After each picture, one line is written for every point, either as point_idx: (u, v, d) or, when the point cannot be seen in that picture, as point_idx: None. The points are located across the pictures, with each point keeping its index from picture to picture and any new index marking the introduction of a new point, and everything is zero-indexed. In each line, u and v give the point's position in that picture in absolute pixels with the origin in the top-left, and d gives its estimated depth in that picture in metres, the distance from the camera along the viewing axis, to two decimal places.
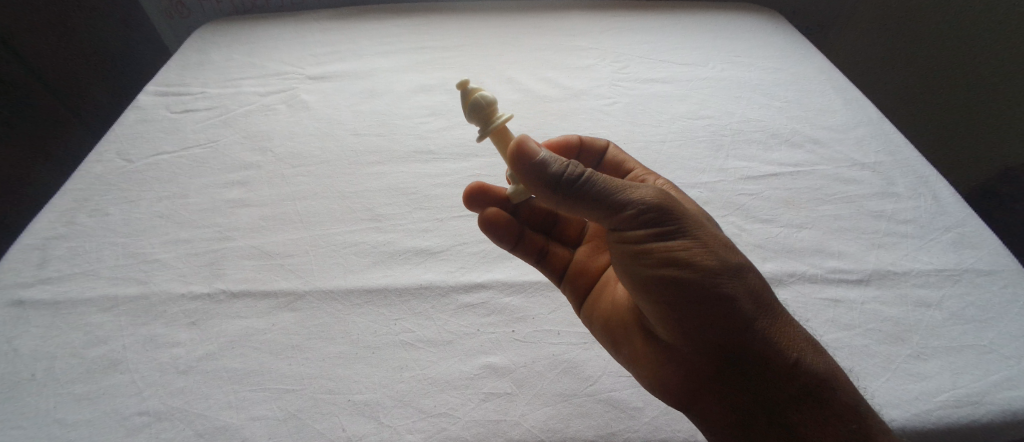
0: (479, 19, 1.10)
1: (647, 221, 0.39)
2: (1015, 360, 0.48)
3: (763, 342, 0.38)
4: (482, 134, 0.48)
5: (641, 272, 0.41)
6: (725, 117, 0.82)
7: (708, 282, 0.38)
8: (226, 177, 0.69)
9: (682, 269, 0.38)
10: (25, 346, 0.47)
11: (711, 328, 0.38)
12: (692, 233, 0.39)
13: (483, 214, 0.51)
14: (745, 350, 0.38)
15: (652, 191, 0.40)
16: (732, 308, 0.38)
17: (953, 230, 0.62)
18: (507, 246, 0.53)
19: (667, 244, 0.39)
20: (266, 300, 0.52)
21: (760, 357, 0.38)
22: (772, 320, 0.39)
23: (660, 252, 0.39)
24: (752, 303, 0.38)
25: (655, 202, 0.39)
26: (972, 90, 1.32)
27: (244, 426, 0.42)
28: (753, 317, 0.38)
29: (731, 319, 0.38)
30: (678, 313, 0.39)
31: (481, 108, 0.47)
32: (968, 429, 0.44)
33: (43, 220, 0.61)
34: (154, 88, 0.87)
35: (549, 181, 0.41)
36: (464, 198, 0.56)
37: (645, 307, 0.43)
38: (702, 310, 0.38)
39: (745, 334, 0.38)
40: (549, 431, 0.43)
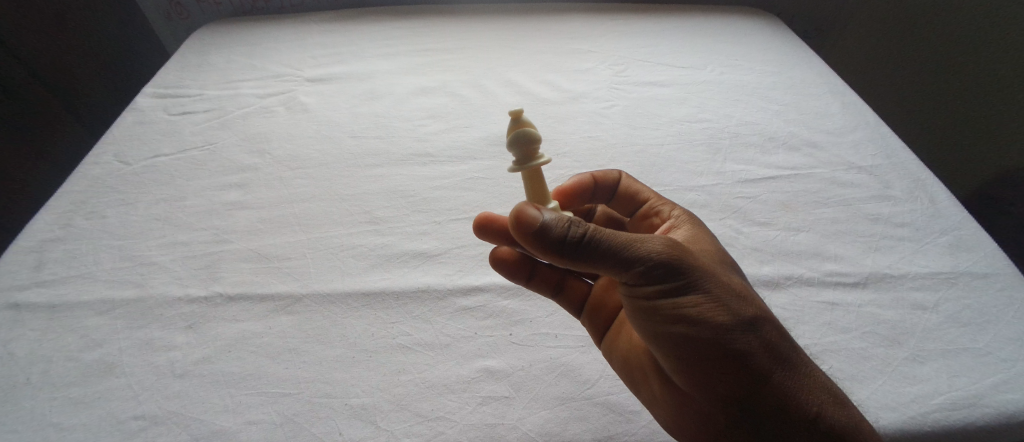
0: (479, 21, 1.11)
1: (656, 279, 0.38)
2: (1012, 362, 0.48)
3: (780, 393, 0.37)
4: (518, 168, 0.46)
5: (653, 323, 0.41)
6: (722, 121, 0.82)
7: (719, 335, 0.38)
8: (224, 180, 0.69)
9: (692, 322, 0.38)
10: (22, 349, 0.47)
11: (724, 381, 0.38)
12: (703, 287, 0.38)
13: (495, 253, 0.52)
14: (761, 400, 0.38)
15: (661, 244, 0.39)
16: (746, 361, 0.37)
17: (949, 233, 0.62)
18: (521, 280, 0.52)
19: (677, 299, 0.38)
20: (264, 303, 0.52)
21: (778, 409, 0.37)
22: (788, 369, 0.38)
23: (670, 306, 0.39)
24: (767, 355, 0.38)
25: (664, 260, 0.37)
26: (970, 93, 1.32)
27: (241, 430, 0.42)
28: (768, 368, 0.38)
29: (744, 374, 0.37)
30: (692, 363, 0.39)
31: (528, 144, 0.46)
32: (965, 432, 0.44)
33: (40, 222, 0.60)
34: (153, 89, 0.86)
35: (552, 244, 0.39)
36: (475, 226, 0.55)
37: (660, 355, 0.42)
38: (715, 362, 0.38)
39: (762, 385, 0.37)
40: (548, 435, 0.43)
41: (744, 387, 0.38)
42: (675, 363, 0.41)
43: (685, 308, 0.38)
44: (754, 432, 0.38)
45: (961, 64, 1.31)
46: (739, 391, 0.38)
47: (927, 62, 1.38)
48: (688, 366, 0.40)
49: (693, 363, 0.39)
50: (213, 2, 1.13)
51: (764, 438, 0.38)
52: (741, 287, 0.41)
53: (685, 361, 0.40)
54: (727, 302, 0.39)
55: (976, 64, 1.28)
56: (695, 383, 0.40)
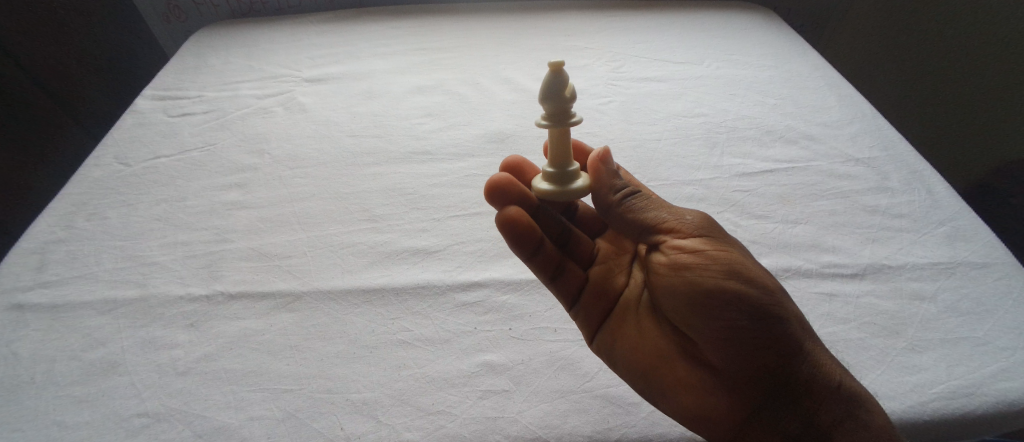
0: (477, 20, 1.11)
1: (701, 234, 0.46)
2: (1011, 351, 0.48)
3: (807, 355, 0.42)
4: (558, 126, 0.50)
5: (700, 281, 0.44)
6: (720, 115, 0.82)
7: (761, 296, 0.42)
8: (224, 180, 0.69)
9: (740, 280, 0.43)
10: (24, 350, 0.47)
11: (764, 343, 0.42)
12: (742, 253, 0.45)
13: (504, 210, 0.49)
14: (791, 366, 0.42)
15: (699, 215, 0.48)
16: (779, 324, 0.42)
17: (947, 224, 0.62)
18: (523, 253, 0.50)
19: (723, 256, 0.44)
20: (265, 301, 0.53)
21: (804, 374, 0.41)
22: (809, 340, 0.43)
23: (721, 262, 0.44)
24: (794, 323, 0.43)
25: (707, 222, 0.47)
26: (968, 82, 1.32)
27: (243, 427, 0.42)
28: (796, 335, 0.42)
29: (783, 337, 0.42)
30: (732, 328, 0.43)
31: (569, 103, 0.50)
32: (965, 421, 0.44)
33: (41, 224, 0.61)
34: (152, 91, 0.87)
35: (611, 193, 0.50)
36: (486, 190, 0.54)
37: (693, 325, 0.46)
38: (756, 325, 0.42)
39: (796, 349, 0.42)
40: (547, 427, 0.42)
41: (777, 352, 0.42)
42: (710, 334, 0.44)
43: (734, 265, 0.44)
44: (784, 394, 0.42)
45: (957, 54, 1.31)
46: (771, 356, 0.42)
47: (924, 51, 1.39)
48: (728, 329, 0.43)
49: (732, 329, 0.43)
50: (211, 4, 1.13)
51: (791, 401, 0.42)
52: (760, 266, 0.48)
53: (724, 328, 0.43)
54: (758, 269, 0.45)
55: (973, 52, 1.28)
56: (729, 352, 0.43)
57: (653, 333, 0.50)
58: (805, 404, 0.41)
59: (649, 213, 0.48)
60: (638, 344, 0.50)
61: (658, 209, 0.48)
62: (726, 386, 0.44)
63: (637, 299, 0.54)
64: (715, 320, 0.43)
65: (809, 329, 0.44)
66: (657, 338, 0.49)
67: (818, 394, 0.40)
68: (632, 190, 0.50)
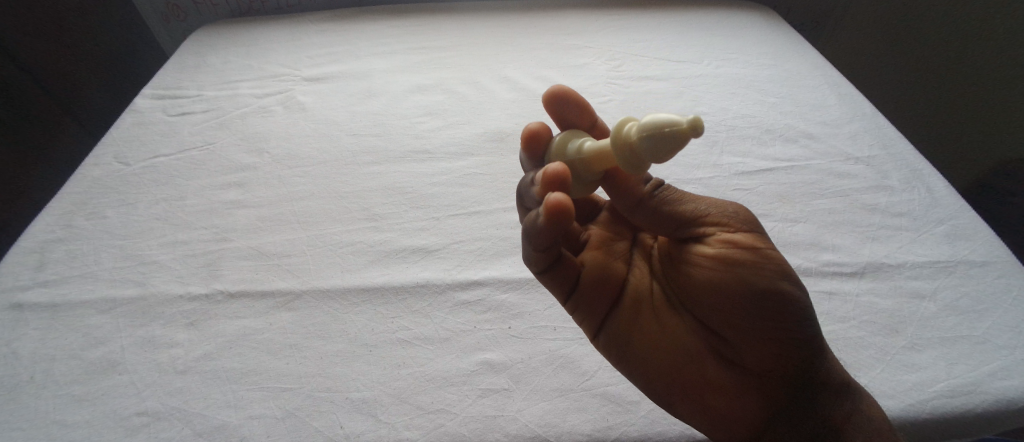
0: (476, 19, 1.10)
1: (755, 235, 0.40)
2: (1010, 349, 0.49)
3: (826, 356, 0.40)
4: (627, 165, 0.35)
5: (749, 280, 0.38)
6: (719, 114, 0.82)
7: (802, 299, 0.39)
8: (223, 179, 0.69)
9: (791, 282, 0.38)
10: (24, 349, 0.47)
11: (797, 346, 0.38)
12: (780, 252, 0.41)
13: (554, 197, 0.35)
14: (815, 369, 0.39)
15: (741, 209, 0.42)
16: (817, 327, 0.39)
17: (946, 222, 0.62)
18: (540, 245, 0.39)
19: (776, 255, 0.39)
20: (264, 300, 0.53)
21: (823, 375, 0.39)
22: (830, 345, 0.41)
23: (774, 263, 0.38)
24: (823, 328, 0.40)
25: (752, 218, 0.41)
26: (969, 89, 1.33)
27: (243, 425, 0.42)
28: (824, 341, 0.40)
29: (816, 339, 0.39)
30: (774, 332, 0.38)
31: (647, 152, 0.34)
32: (962, 419, 0.44)
33: (41, 223, 0.61)
34: (152, 91, 0.87)
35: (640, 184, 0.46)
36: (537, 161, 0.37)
37: (727, 324, 0.41)
38: (800, 329, 0.38)
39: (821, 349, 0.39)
40: (547, 426, 0.43)
41: (808, 356, 0.39)
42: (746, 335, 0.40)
43: (784, 265, 0.39)
44: (799, 396, 0.40)
45: (958, 61, 1.32)
46: (802, 358, 0.39)
47: (926, 51, 1.38)
48: (768, 330, 0.38)
49: (772, 331, 0.38)
50: (210, 3, 1.13)
51: (804, 402, 0.40)
52: None
53: (769, 331, 0.38)
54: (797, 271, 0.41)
55: (976, 54, 1.28)
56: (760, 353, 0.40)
57: (672, 329, 0.44)
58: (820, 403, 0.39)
59: (686, 205, 0.43)
60: (653, 343, 0.43)
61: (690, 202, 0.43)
62: (744, 385, 0.41)
63: (646, 291, 0.46)
64: (756, 321, 0.38)
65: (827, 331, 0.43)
66: (676, 336, 0.43)
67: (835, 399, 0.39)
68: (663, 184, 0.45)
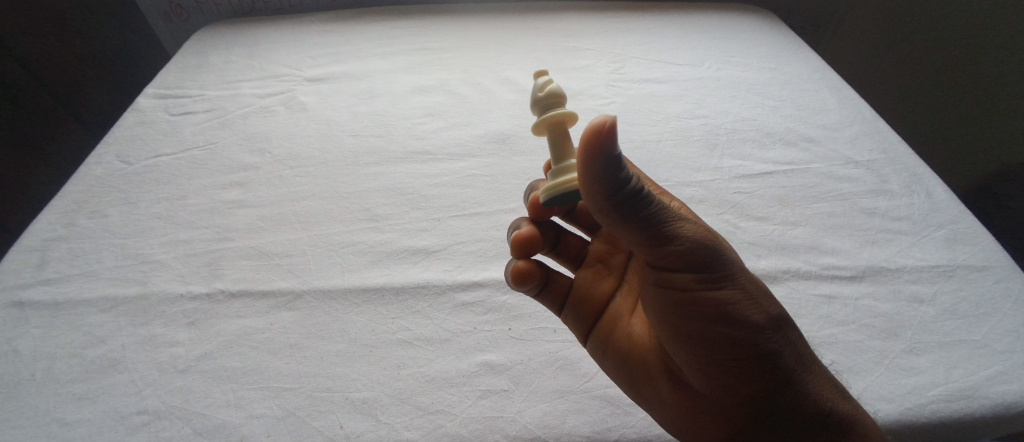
0: (478, 20, 1.11)
1: (699, 268, 0.37)
2: (1008, 354, 0.49)
3: (796, 387, 0.38)
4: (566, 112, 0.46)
5: (693, 316, 0.38)
6: (720, 117, 0.83)
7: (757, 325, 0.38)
8: (225, 178, 0.70)
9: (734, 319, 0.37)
10: (25, 347, 0.47)
11: (750, 378, 0.38)
12: (742, 283, 0.38)
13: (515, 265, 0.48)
14: (779, 400, 0.38)
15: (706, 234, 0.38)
16: (773, 359, 0.37)
17: (946, 226, 0.63)
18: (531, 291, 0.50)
19: (722, 294, 0.37)
20: (265, 300, 0.53)
21: (789, 406, 0.38)
22: (808, 363, 0.39)
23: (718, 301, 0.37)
24: (789, 351, 0.38)
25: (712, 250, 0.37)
26: (968, 87, 1.34)
27: (244, 424, 0.43)
28: (794, 362, 0.38)
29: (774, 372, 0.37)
30: (722, 363, 0.38)
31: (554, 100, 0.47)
32: (960, 423, 0.44)
33: (42, 222, 0.61)
34: (153, 90, 0.87)
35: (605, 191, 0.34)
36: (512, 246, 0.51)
37: (683, 352, 0.40)
38: (748, 363, 0.37)
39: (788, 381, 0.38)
40: (547, 427, 0.43)
41: (765, 386, 0.38)
42: (702, 364, 0.39)
43: (729, 302, 0.37)
44: (763, 425, 0.39)
45: (955, 60, 1.34)
46: (758, 390, 0.38)
47: (926, 54, 1.38)
48: (717, 360, 0.38)
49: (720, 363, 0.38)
50: (212, 3, 1.14)
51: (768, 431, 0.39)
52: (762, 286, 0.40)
53: (717, 362, 0.38)
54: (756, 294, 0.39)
55: (974, 54, 1.30)
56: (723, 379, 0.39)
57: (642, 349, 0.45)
58: (785, 430, 0.38)
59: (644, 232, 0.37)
60: (625, 359, 0.45)
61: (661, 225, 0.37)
62: (711, 412, 0.40)
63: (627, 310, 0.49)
64: (704, 352, 0.38)
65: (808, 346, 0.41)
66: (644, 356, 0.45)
67: (807, 422, 0.38)
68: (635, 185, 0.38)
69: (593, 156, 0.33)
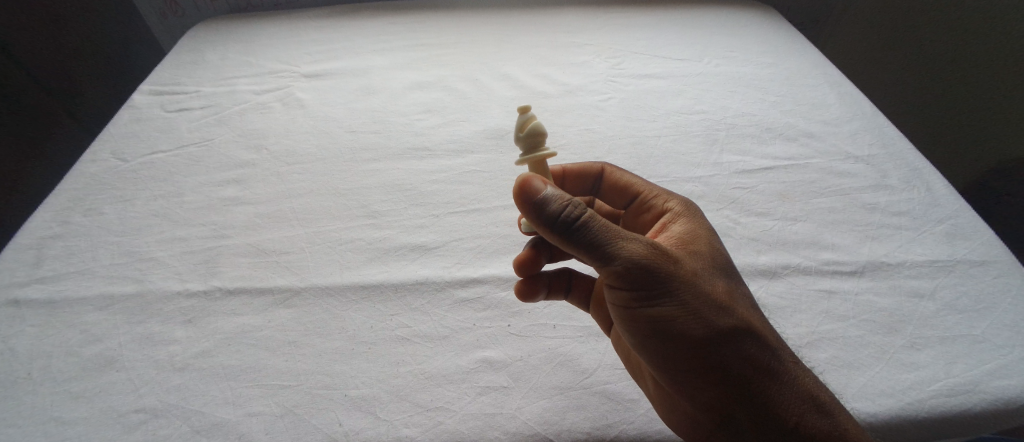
0: (476, 16, 1.10)
1: (636, 289, 0.39)
2: (1008, 349, 0.49)
3: (756, 397, 0.38)
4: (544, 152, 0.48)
5: (643, 329, 0.41)
6: (720, 112, 0.82)
7: (702, 337, 0.39)
8: (222, 175, 0.69)
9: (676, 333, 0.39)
10: (21, 345, 0.47)
11: (706, 385, 0.39)
12: (687, 299, 0.39)
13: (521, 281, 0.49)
14: (741, 408, 0.39)
15: (647, 253, 0.39)
16: (725, 370, 0.39)
17: (946, 222, 0.62)
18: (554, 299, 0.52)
19: (661, 312, 0.40)
20: (262, 297, 0.52)
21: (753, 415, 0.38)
22: (774, 372, 0.39)
23: (658, 315, 0.40)
24: (746, 364, 0.39)
25: (650, 269, 0.39)
26: (970, 81, 1.32)
27: (242, 422, 0.42)
28: (753, 373, 0.39)
29: (726, 382, 0.39)
30: (677, 370, 0.40)
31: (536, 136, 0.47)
32: (961, 418, 0.44)
33: (38, 220, 0.60)
34: (149, 86, 0.86)
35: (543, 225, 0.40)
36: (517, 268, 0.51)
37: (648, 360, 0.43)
38: (700, 370, 0.39)
39: (744, 390, 0.39)
40: (547, 423, 0.43)
41: (721, 393, 0.39)
42: (662, 371, 0.41)
43: (670, 318, 0.39)
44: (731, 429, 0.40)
45: (957, 55, 1.33)
46: (716, 396, 0.39)
47: (928, 48, 1.38)
48: (670, 368, 0.41)
49: (674, 370, 0.40)
50: None
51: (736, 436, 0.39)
52: (719, 299, 0.41)
53: (672, 368, 0.41)
54: (703, 307, 0.39)
55: (976, 48, 1.28)
56: (685, 385, 0.41)
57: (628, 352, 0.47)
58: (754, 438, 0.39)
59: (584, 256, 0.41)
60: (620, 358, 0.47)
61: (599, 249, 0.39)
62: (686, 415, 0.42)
63: None
64: (660, 360, 0.41)
65: (780, 356, 0.40)
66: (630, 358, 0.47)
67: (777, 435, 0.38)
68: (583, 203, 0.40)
69: (525, 195, 0.40)
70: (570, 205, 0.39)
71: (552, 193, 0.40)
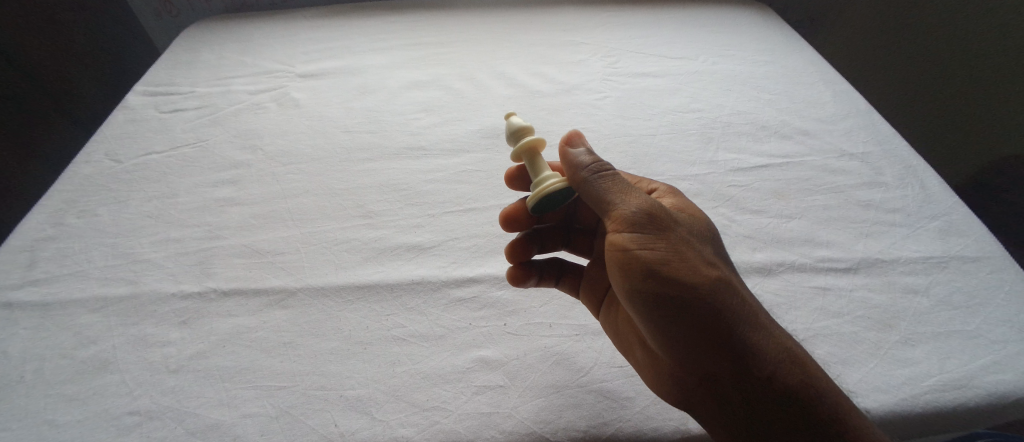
0: (472, 15, 1.10)
1: (634, 235, 0.41)
2: (1001, 344, 0.49)
3: (741, 351, 0.39)
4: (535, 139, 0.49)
5: (634, 283, 0.41)
6: (715, 110, 0.82)
7: (698, 314, 0.39)
8: (217, 176, 0.69)
9: (668, 284, 0.40)
10: (14, 348, 0.47)
11: (694, 341, 0.40)
12: (679, 251, 0.41)
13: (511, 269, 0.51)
14: (727, 365, 0.39)
15: (645, 204, 0.42)
16: (713, 322, 0.39)
17: (940, 218, 0.63)
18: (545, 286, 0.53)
19: (654, 261, 0.40)
20: (258, 298, 0.52)
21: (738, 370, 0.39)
22: (759, 329, 0.40)
23: (649, 265, 0.40)
24: (733, 320, 0.40)
25: (648, 216, 0.41)
26: (965, 80, 1.35)
27: (237, 424, 0.42)
28: (739, 329, 0.39)
29: (713, 336, 0.39)
30: (666, 324, 0.41)
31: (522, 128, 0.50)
32: (954, 413, 0.44)
33: (31, 222, 0.60)
34: (143, 87, 0.86)
35: (577, 170, 0.45)
36: (508, 256, 0.53)
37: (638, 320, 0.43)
38: (689, 324, 0.40)
39: (732, 347, 0.39)
40: (543, 422, 0.43)
41: (709, 350, 0.40)
42: (651, 328, 0.42)
43: (662, 269, 0.40)
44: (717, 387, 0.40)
45: (953, 54, 1.34)
46: (704, 352, 0.40)
47: (925, 47, 1.38)
48: (659, 323, 0.41)
49: (663, 326, 0.41)
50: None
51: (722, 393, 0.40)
52: (710, 259, 0.42)
53: (660, 323, 0.41)
54: (702, 284, 0.40)
55: (972, 47, 1.30)
56: (674, 350, 0.41)
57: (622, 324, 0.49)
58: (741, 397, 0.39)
59: (593, 203, 0.44)
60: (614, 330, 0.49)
61: (607, 196, 0.43)
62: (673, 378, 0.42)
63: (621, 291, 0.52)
64: (649, 316, 0.41)
65: (765, 318, 0.41)
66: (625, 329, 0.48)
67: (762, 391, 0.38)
68: (600, 166, 0.44)
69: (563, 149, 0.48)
70: (594, 158, 0.45)
71: (579, 152, 0.47)
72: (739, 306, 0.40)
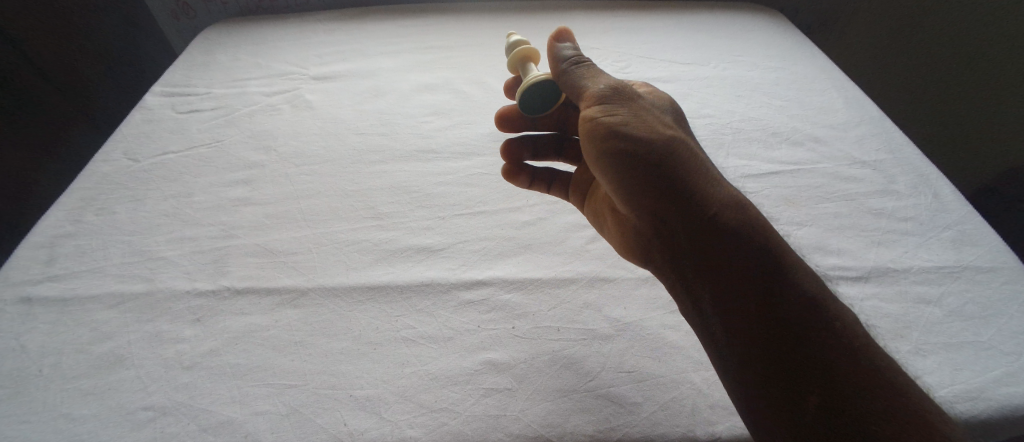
0: (483, 19, 1.10)
1: (598, 104, 0.50)
2: (1015, 357, 0.48)
3: (684, 192, 0.45)
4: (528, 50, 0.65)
5: (597, 143, 0.49)
6: (725, 116, 0.82)
7: (683, 190, 0.45)
8: (231, 176, 0.70)
9: (623, 140, 0.47)
10: (33, 342, 0.48)
11: (647, 189, 0.46)
12: (633, 114, 0.49)
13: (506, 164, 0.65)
14: (672, 204, 0.45)
15: (610, 82, 0.52)
16: (661, 169, 0.46)
17: (953, 228, 0.62)
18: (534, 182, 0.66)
19: (611, 120, 0.48)
20: (269, 297, 0.53)
21: (681, 208, 0.45)
22: (702, 175, 0.46)
23: (607, 124, 0.49)
24: (678, 168, 0.46)
25: (609, 90, 0.51)
26: (974, 86, 1.34)
27: (249, 421, 0.43)
28: (683, 174, 0.46)
29: (660, 181, 0.46)
30: (624, 177, 0.48)
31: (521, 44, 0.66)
32: (967, 425, 0.44)
33: (50, 219, 0.62)
34: (160, 87, 0.87)
35: (559, 66, 0.57)
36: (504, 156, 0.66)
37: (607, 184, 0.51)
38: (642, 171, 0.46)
39: (675, 186, 0.45)
40: (550, 426, 0.43)
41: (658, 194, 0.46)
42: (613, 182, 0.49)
43: (618, 127, 0.48)
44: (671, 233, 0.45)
45: (964, 59, 1.33)
46: (654, 198, 0.46)
47: (936, 52, 1.36)
48: (619, 176, 0.48)
49: (621, 175, 0.48)
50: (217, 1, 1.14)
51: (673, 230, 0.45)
52: (663, 122, 0.50)
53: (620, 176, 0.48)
54: (655, 141, 0.47)
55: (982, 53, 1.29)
56: (632, 197, 0.48)
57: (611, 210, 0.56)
58: (685, 232, 0.44)
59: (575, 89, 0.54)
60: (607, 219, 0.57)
61: (582, 81, 0.53)
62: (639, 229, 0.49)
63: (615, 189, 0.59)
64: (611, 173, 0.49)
65: (711, 171, 0.47)
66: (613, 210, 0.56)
67: (703, 228, 0.43)
68: (579, 59, 0.56)
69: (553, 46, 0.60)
70: (577, 56, 0.57)
71: (568, 48, 0.59)
72: (725, 193, 0.45)
